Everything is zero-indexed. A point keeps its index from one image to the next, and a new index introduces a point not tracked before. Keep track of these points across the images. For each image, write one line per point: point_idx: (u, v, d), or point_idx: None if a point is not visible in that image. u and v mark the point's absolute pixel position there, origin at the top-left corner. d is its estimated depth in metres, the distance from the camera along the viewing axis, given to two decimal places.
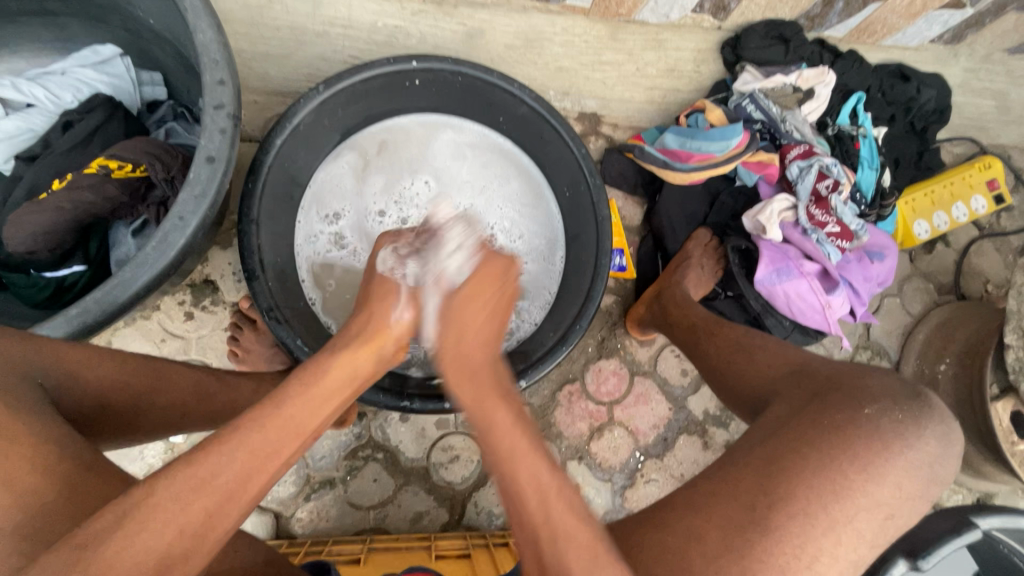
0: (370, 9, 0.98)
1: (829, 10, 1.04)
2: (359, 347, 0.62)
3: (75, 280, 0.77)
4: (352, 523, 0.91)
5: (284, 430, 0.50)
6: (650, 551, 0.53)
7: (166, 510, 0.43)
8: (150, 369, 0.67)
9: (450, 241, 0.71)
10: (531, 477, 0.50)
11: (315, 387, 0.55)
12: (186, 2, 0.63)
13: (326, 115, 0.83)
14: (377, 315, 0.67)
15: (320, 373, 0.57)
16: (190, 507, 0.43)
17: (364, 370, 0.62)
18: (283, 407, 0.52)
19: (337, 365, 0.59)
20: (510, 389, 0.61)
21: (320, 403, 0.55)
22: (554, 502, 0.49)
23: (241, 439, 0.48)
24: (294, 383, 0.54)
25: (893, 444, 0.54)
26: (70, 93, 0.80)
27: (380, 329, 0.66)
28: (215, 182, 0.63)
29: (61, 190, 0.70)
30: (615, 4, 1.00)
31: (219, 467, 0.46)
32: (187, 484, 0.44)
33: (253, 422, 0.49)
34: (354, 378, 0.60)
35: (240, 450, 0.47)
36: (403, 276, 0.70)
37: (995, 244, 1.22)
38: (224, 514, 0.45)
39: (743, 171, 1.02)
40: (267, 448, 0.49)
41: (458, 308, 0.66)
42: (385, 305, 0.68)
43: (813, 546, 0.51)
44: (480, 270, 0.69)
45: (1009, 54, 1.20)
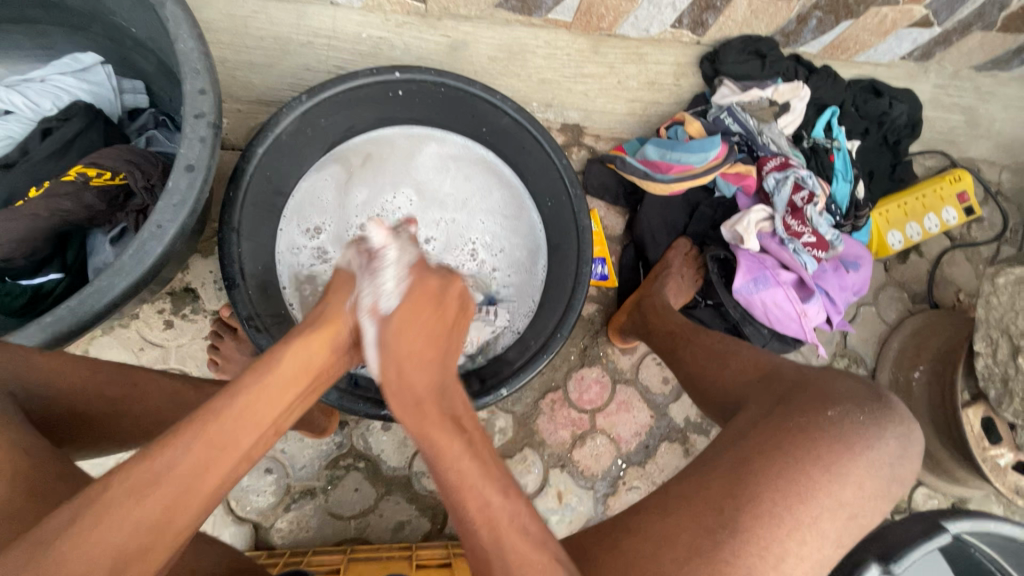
0: (354, 20, 0.99)
1: (803, 27, 1.07)
2: (313, 334, 0.59)
3: (52, 288, 0.76)
4: (332, 533, 0.91)
5: (240, 422, 0.50)
6: (622, 553, 0.54)
7: (123, 506, 0.42)
8: (125, 377, 0.67)
9: (384, 266, 0.64)
10: (479, 509, 0.51)
11: (273, 375, 0.54)
12: (167, 12, 0.64)
13: (309, 125, 0.84)
14: (333, 306, 0.62)
15: (281, 360, 0.55)
16: (145, 500, 0.43)
17: (321, 359, 0.59)
18: (239, 397, 0.51)
19: (297, 352, 0.57)
20: (464, 419, 0.59)
21: (279, 393, 0.54)
22: (506, 535, 0.50)
23: (198, 432, 0.48)
24: (249, 373, 0.53)
25: (854, 445, 0.55)
26: (50, 100, 0.79)
27: (333, 315, 0.61)
28: (194, 191, 0.63)
29: (38, 198, 0.70)
30: (596, 19, 1.02)
31: (175, 459, 0.46)
32: (144, 477, 0.44)
33: (212, 413, 0.49)
34: (315, 368, 0.58)
35: (200, 437, 0.47)
36: (362, 267, 0.66)
37: (966, 255, 1.25)
38: (187, 503, 0.45)
39: (721, 182, 1.04)
40: (224, 435, 0.49)
41: (396, 332, 0.61)
42: (344, 293, 0.64)
43: (778, 546, 0.52)
44: (414, 292, 0.63)
45: (976, 71, 1.24)
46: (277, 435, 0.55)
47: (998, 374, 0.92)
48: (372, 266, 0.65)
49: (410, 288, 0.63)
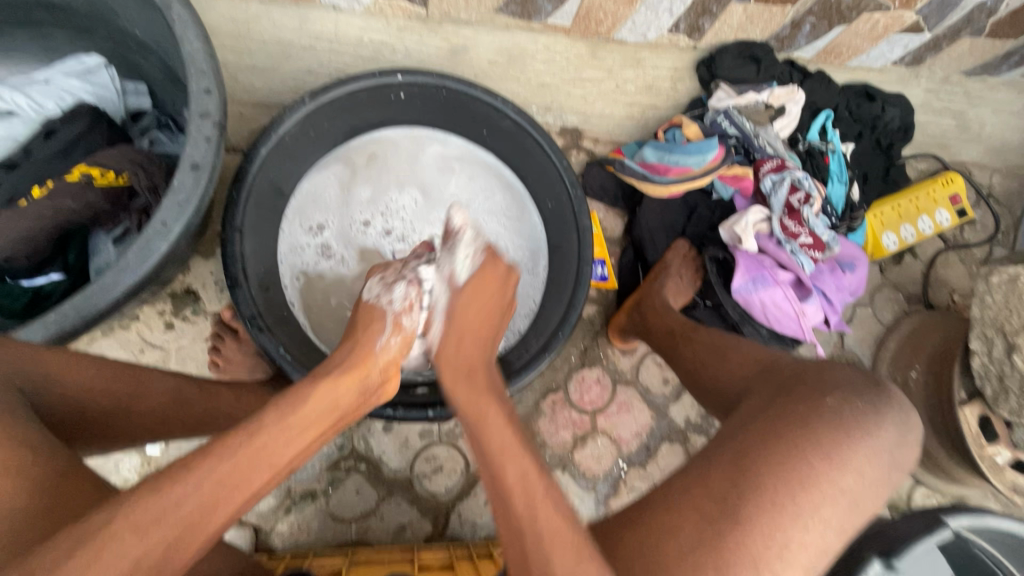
0: (356, 25, 1.00)
1: (797, 32, 1.09)
2: (340, 376, 0.62)
3: (52, 289, 0.76)
4: (333, 536, 0.90)
5: (258, 460, 0.50)
6: (628, 552, 0.54)
7: (125, 542, 0.42)
8: (132, 377, 0.66)
9: (464, 244, 0.74)
10: (519, 479, 0.53)
11: (296, 416, 0.55)
12: (174, 14, 0.65)
13: (312, 126, 0.84)
14: (362, 344, 0.68)
15: (305, 400, 0.57)
16: (147, 538, 0.43)
17: (346, 400, 0.61)
18: (258, 436, 0.52)
19: (320, 392, 0.59)
20: (501, 391, 0.65)
21: (299, 434, 0.54)
22: (539, 505, 0.51)
23: (210, 470, 0.48)
24: (270, 413, 0.54)
25: (854, 432, 0.56)
26: (55, 102, 0.79)
27: (365, 355, 0.66)
28: (199, 189, 0.63)
29: (42, 198, 0.70)
30: (595, 23, 1.04)
31: (182, 498, 0.45)
32: (149, 513, 0.44)
33: (226, 451, 0.49)
34: (337, 408, 0.60)
35: (211, 478, 0.47)
36: (389, 303, 0.72)
37: (960, 256, 1.27)
38: (187, 545, 0.45)
39: (719, 184, 1.07)
40: (240, 473, 0.49)
41: (461, 299, 0.72)
42: (372, 333, 0.69)
43: (782, 535, 0.52)
44: (483, 270, 0.74)
45: (966, 76, 1.27)
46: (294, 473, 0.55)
47: (994, 372, 0.93)
48: (404, 292, 0.73)
49: (480, 274, 0.74)
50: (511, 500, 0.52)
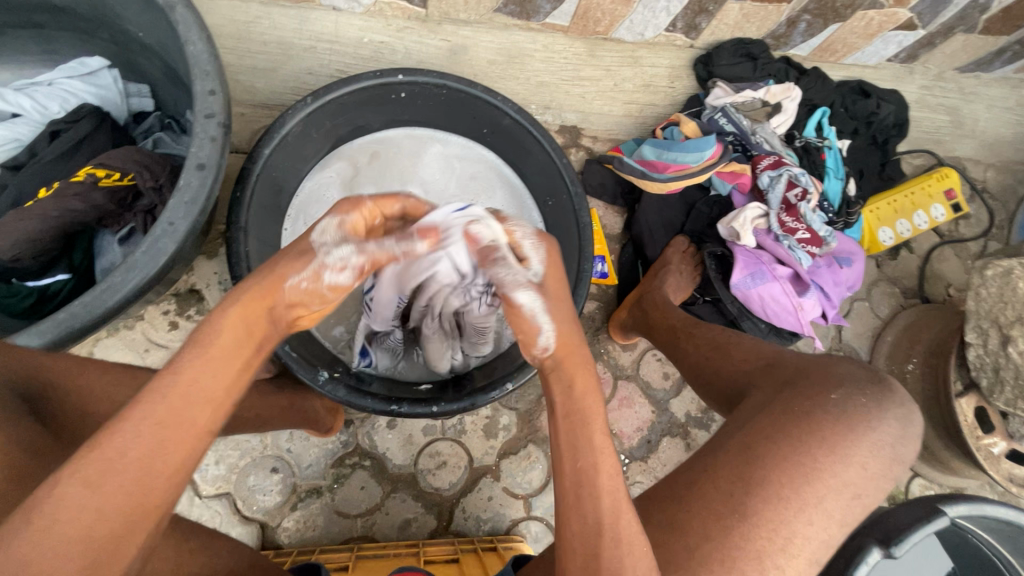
0: (357, 26, 1.01)
1: (793, 30, 1.10)
2: (251, 304, 0.50)
3: (58, 289, 0.77)
4: (339, 531, 0.91)
5: (186, 401, 0.45)
6: None
7: (79, 496, 0.39)
8: (132, 378, 0.67)
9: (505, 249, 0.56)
10: (611, 478, 0.51)
11: (210, 353, 0.47)
12: (178, 16, 0.66)
13: (314, 126, 0.85)
14: (277, 280, 0.52)
15: (212, 336, 0.48)
16: (103, 489, 0.40)
17: (261, 326, 0.51)
18: (183, 374, 0.46)
19: (228, 325, 0.49)
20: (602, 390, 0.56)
21: (225, 366, 0.48)
22: (622, 502, 0.51)
23: (143, 413, 0.43)
24: (189, 349, 0.47)
25: (858, 427, 0.57)
26: (58, 103, 0.80)
27: (270, 283, 0.52)
28: (205, 190, 0.64)
29: (48, 198, 0.70)
30: (592, 23, 1.05)
31: (125, 446, 0.42)
32: (96, 466, 0.40)
33: (157, 394, 0.44)
34: (255, 336, 0.51)
35: (146, 422, 0.43)
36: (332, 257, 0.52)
37: (955, 250, 1.28)
38: (150, 489, 0.42)
39: (717, 181, 1.07)
40: (173, 415, 0.44)
41: (555, 300, 0.56)
42: (289, 270, 0.52)
43: (786, 528, 0.54)
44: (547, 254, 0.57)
45: (959, 72, 1.28)
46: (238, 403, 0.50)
47: (989, 364, 0.94)
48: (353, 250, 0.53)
49: (551, 265, 0.57)
50: (597, 496, 0.51)
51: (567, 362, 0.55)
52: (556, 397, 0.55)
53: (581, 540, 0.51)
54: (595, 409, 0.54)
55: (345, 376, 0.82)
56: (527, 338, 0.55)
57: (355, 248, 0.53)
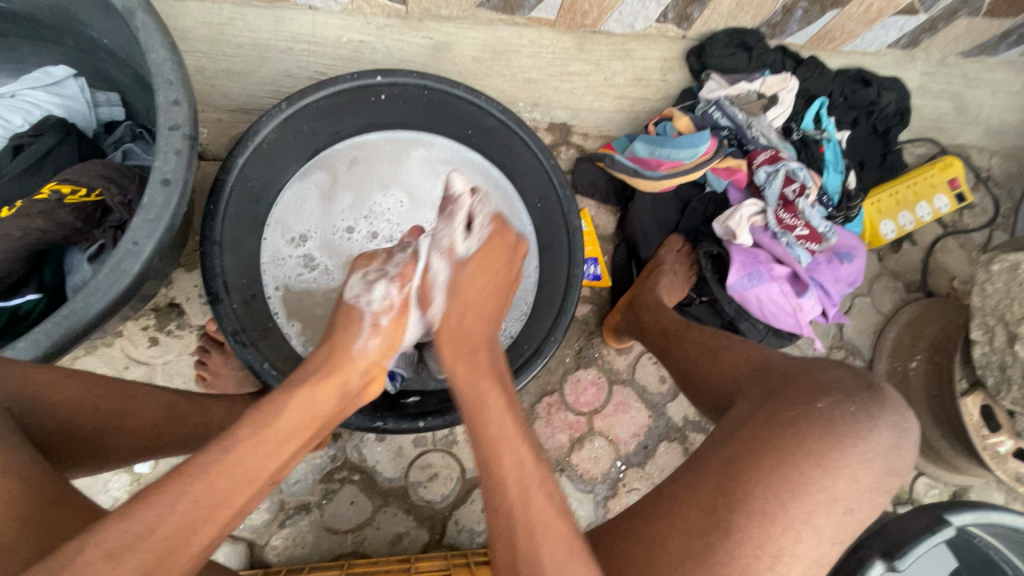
0: (335, 24, 0.97)
1: (789, 18, 1.06)
2: (319, 383, 0.59)
3: (30, 308, 0.73)
4: (329, 548, 0.89)
5: (234, 478, 0.49)
6: (617, 566, 0.54)
7: (96, 571, 0.40)
8: (120, 391, 0.65)
9: (461, 216, 0.69)
10: (514, 465, 0.54)
11: (270, 430, 0.53)
12: (137, 23, 0.62)
13: (290, 133, 0.82)
14: (339, 347, 0.64)
15: (279, 414, 0.54)
16: (125, 563, 0.42)
17: (326, 408, 0.58)
18: (232, 453, 0.50)
19: (295, 405, 0.56)
20: (506, 376, 0.64)
21: (275, 447, 0.52)
22: (533, 491, 0.52)
23: (182, 489, 0.46)
24: (247, 427, 0.52)
25: (846, 438, 0.54)
26: (21, 116, 0.78)
27: (342, 361, 0.63)
28: (171, 207, 0.61)
29: (9, 218, 0.67)
30: (580, 16, 1.00)
31: (155, 520, 0.44)
32: (122, 539, 0.42)
33: (202, 469, 0.48)
34: (314, 420, 0.57)
35: (185, 496, 0.46)
36: (370, 304, 0.67)
37: (959, 241, 1.25)
38: (171, 567, 0.44)
39: (711, 177, 1.03)
40: (218, 491, 0.47)
41: (465, 286, 0.69)
42: (350, 333, 0.65)
43: (773, 546, 0.51)
44: (489, 244, 0.70)
45: (963, 57, 1.24)
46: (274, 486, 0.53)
47: (995, 361, 0.91)
48: (388, 289, 0.68)
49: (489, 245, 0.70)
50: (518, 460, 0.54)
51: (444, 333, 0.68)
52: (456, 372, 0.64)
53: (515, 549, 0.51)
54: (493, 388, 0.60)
55: None
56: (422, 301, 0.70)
57: (383, 285, 0.68)
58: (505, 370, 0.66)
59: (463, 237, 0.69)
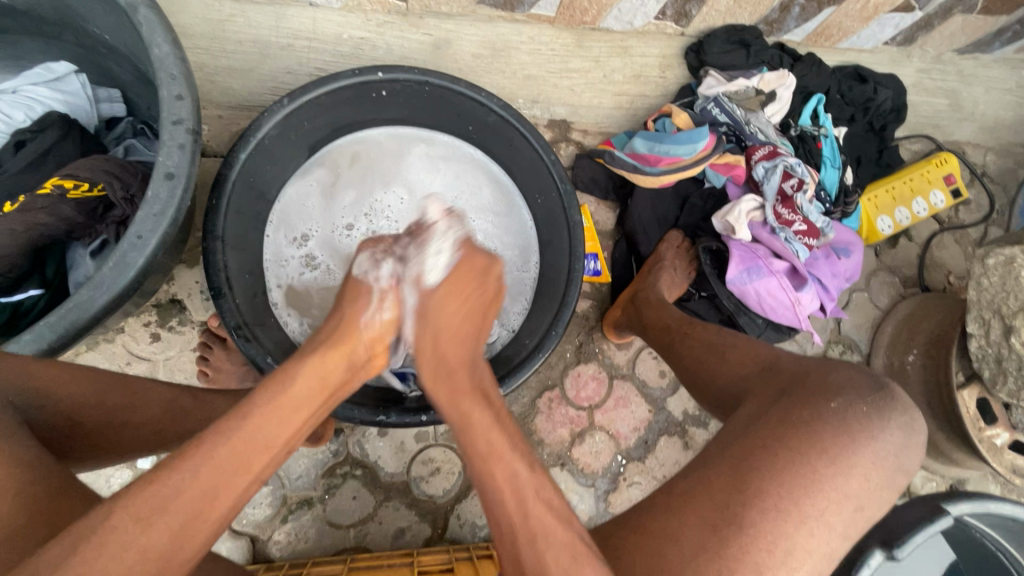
0: (335, 21, 0.98)
1: (786, 15, 1.06)
2: (329, 352, 0.59)
3: (33, 304, 0.74)
4: (331, 543, 0.89)
5: (252, 445, 0.49)
6: (627, 551, 0.54)
7: (126, 533, 0.42)
8: (125, 385, 0.66)
9: (428, 243, 0.66)
10: (507, 478, 0.52)
11: (286, 397, 0.53)
12: (140, 18, 0.63)
13: (292, 129, 0.82)
14: (350, 318, 0.63)
15: (293, 380, 0.54)
16: (150, 530, 0.43)
17: (335, 376, 0.58)
18: (251, 420, 0.50)
19: (308, 371, 0.56)
20: (493, 394, 0.60)
21: (291, 416, 0.52)
22: (529, 500, 0.51)
23: (204, 458, 0.47)
24: (261, 394, 0.52)
25: (859, 436, 0.55)
26: (23, 111, 0.77)
27: (350, 333, 0.62)
28: (174, 201, 0.61)
29: (12, 212, 0.68)
30: (580, 12, 1.01)
31: (179, 486, 0.45)
32: (147, 504, 0.43)
33: (220, 437, 0.48)
34: (325, 389, 0.57)
35: (207, 462, 0.47)
36: (377, 280, 0.66)
37: (955, 237, 1.26)
38: (196, 529, 0.45)
39: (711, 173, 1.03)
40: (237, 458, 0.48)
41: (437, 310, 0.64)
42: (357, 308, 0.64)
43: (786, 541, 0.52)
44: (458, 269, 0.65)
45: (958, 54, 1.25)
46: (290, 453, 0.54)
47: (992, 354, 0.92)
48: (395, 270, 0.66)
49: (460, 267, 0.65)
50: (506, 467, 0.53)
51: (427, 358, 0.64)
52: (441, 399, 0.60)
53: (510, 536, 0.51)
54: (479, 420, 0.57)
55: None
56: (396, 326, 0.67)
57: (390, 270, 0.66)
58: (493, 386, 0.62)
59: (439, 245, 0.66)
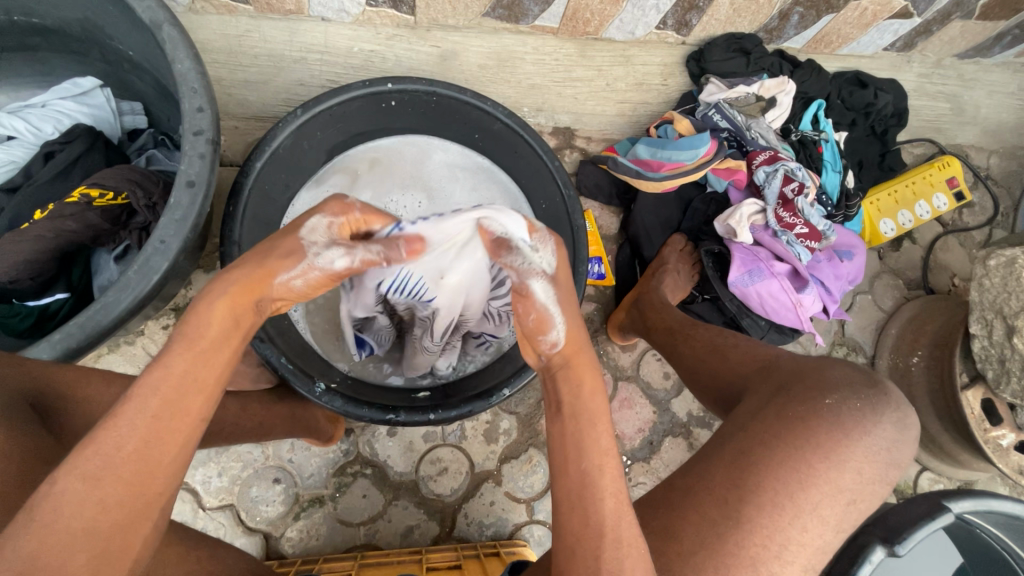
0: (346, 35, 1.01)
1: (785, 23, 1.09)
2: (236, 299, 0.53)
3: (58, 307, 0.78)
4: (342, 540, 0.91)
5: (184, 388, 0.47)
6: (671, 552, 0.54)
7: (78, 491, 0.42)
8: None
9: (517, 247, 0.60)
10: (616, 509, 0.52)
11: (204, 341, 0.50)
12: (164, 35, 0.66)
13: (305, 138, 0.85)
14: (267, 274, 0.54)
15: (204, 330, 0.50)
16: (102, 483, 0.43)
17: (246, 318, 0.54)
18: (173, 368, 0.48)
19: (215, 318, 0.51)
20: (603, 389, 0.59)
21: (214, 355, 0.50)
22: (627, 511, 0.52)
23: (140, 407, 0.45)
24: (176, 343, 0.49)
25: (851, 431, 0.56)
26: (52, 125, 0.82)
27: (255, 282, 0.54)
28: (195, 207, 0.65)
29: (43, 220, 0.71)
30: (582, 24, 1.04)
31: (121, 438, 0.44)
32: (93, 463, 0.43)
33: (150, 388, 0.46)
34: (237, 332, 0.53)
35: (142, 413, 0.45)
36: (325, 258, 0.56)
37: (959, 240, 1.26)
38: (152, 473, 0.45)
39: (713, 178, 1.05)
40: (173, 401, 0.46)
41: (564, 292, 0.59)
42: (276, 266, 0.55)
43: (781, 535, 0.53)
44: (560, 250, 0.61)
45: (958, 59, 1.27)
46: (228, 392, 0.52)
47: (995, 355, 0.93)
48: (345, 255, 0.56)
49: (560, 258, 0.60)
50: (600, 498, 0.52)
51: (574, 361, 0.58)
52: (563, 393, 0.58)
53: (587, 536, 0.51)
54: (601, 410, 0.56)
55: (342, 386, 0.82)
56: (539, 329, 0.58)
57: (345, 252, 0.56)
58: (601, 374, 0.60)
59: (535, 253, 0.59)
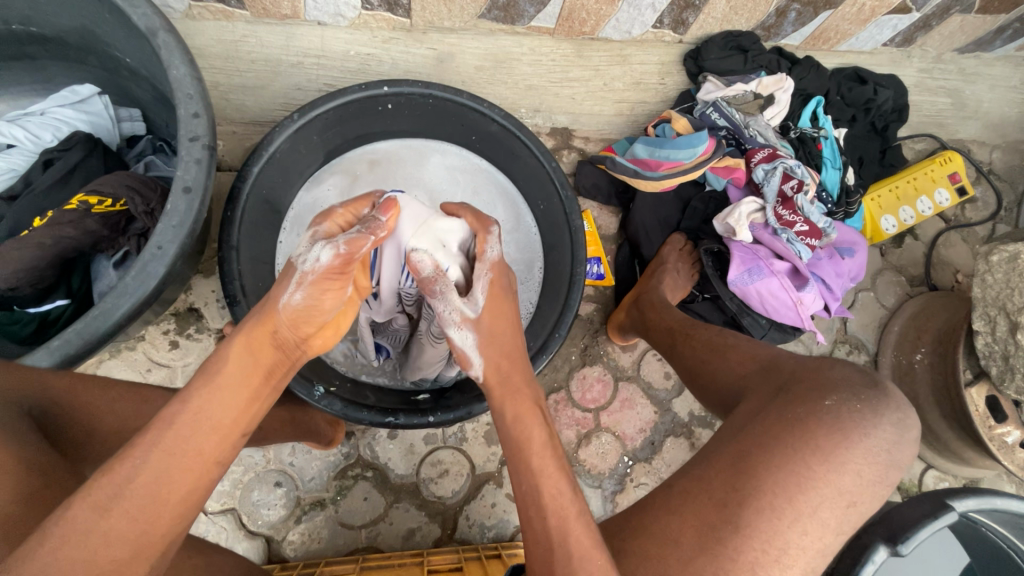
0: (343, 39, 1.01)
1: (783, 20, 1.08)
2: (253, 333, 0.55)
3: (59, 314, 0.79)
4: (343, 543, 0.91)
5: (198, 428, 0.49)
6: (636, 557, 0.56)
7: (88, 524, 0.43)
8: (135, 397, 0.69)
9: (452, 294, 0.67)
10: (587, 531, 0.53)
11: (222, 378, 0.52)
12: (159, 41, 0.66)
13: (302, 142, 0.85)
14: (270, 302, 0.57)
15: (222, 365, 0.53)
16: (109, 516, 0.43)
17: (268, 357, 0.56)
18: (190, 404, 0.50)
19: (235, 356, 0.54)
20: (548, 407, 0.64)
21: (231, 393, 0.52)
22: (571, 521, 0.53)
23: (154, 441, 0.47)
24: (198, 379, 0.52)
25: (851, 434, 0.55)
26: (51, 132, 0.82)
27: (270, 315, 0.57)
28: (192, 212, 0.65)
29: (42, 227, 0.71)
30: (578, 24, 1.04)
31: (131, 473, 0.45)
32: (105, 493, 0.44)
33: (164, 425, 0.48)
34: (258, 371, 0.55)
35: (156, 449, 0.47)
36: (308, 259, 0.58)
37: (962, 235, 1.25)
38: (160, 511, 0.46)
39: (711, 177, 1.04)
40: (185, 440, 0.48)
41: (490, 334, 0.66)
42: (278, 289, 0.58)
43: (780, 539, 0.53)
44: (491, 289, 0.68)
45: (958, 53, 1.26)
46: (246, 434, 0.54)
47: (999, 351, 0.92)
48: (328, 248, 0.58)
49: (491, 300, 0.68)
50: (546, 508, 0.54)
51: (493, 392, 0.65)
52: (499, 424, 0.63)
53: (539, 544, 0.54)
54: (536, 441, 0.59)
55: (341, 389, 0.81)
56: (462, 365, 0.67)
57: (326, 244, 0.58)
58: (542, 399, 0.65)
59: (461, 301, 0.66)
